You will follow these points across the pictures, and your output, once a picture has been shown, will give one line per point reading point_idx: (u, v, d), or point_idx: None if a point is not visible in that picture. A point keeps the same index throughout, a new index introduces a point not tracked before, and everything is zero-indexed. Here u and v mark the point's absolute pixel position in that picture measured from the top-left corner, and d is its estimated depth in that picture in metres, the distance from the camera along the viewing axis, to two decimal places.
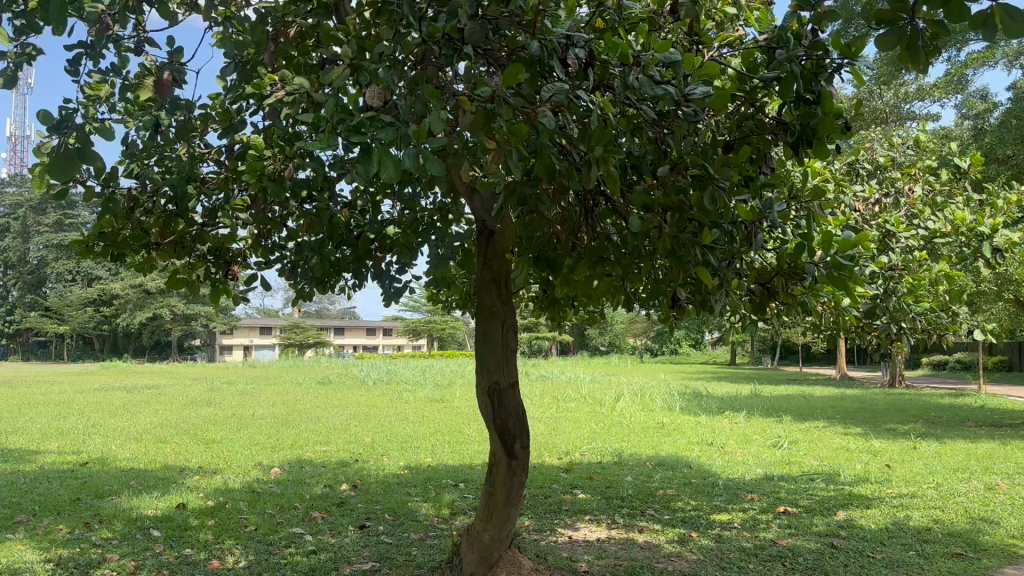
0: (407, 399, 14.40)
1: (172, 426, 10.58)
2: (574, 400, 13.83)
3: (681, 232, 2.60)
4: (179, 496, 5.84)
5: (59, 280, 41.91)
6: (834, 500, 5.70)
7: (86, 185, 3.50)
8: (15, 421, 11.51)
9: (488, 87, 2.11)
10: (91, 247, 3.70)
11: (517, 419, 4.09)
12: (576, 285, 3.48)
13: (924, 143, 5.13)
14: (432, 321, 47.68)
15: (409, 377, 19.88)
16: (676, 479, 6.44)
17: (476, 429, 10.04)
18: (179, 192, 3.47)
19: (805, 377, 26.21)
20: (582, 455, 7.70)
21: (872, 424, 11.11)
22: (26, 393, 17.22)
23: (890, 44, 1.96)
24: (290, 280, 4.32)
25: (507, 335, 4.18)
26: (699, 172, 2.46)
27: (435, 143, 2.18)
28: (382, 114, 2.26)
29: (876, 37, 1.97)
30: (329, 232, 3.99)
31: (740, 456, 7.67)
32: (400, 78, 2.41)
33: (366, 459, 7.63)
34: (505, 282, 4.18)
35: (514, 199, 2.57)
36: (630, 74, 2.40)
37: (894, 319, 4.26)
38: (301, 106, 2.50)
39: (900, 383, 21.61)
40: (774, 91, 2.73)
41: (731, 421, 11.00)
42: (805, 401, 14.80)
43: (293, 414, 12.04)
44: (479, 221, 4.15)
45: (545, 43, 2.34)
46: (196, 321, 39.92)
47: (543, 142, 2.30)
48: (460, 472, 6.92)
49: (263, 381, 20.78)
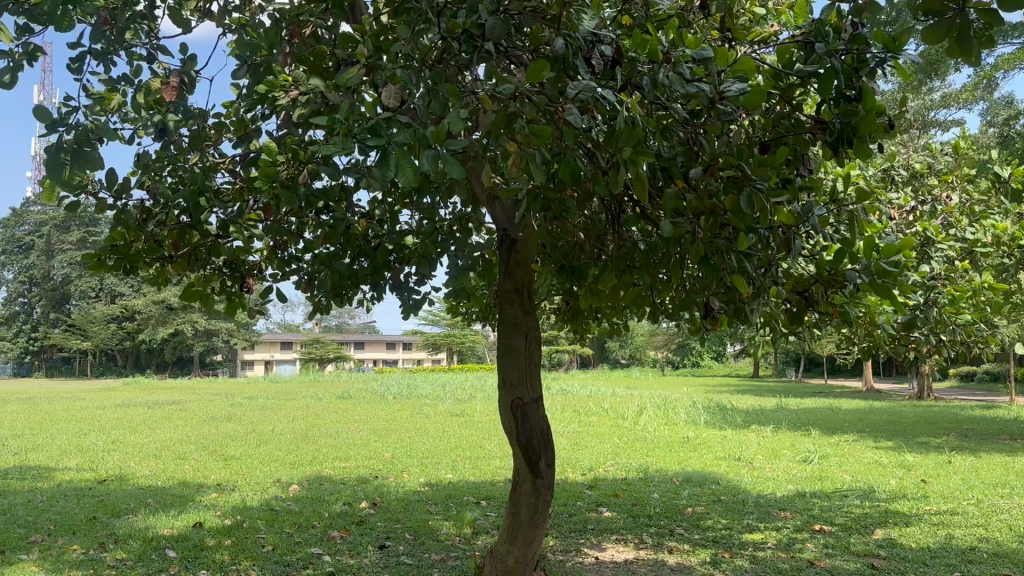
0: (427, 414, 14.29)
1: (192, 442, 10.53)
2: (597, 414, 13.65)
3: (715, 238, 2.45)
4: (196, 514, 5.74)
5: (83, 297, 42.33)
6: (871, 518, 5.49)
7: (98, 197, 3.41)
8: (36, 437, 11.51)
9: (511, 84, 1.98)
10: (103, 261, 3.59)
11: (542, 435, 3.96)
12: (602, 295, 3.35)
13: (962, 148, 4.96)
14: (452, 335, 47.63)
15: (428, 392, 19.76)
16: (705, 496, 6.26)
17: (497, 444, 9.90)
18: (192, 204, 3.37)
19: (831, 389, 25.77)
20: (606, 471, 7.53)
21: (903, 438, 10.83)
22: (48, 410, 17.29)
23: (938, 36, 1.73)
24: (306, 292, 4.20)
25: (530, 347, 4.06)
26: (735, 173, 2.30)
27: (454, 144, 2.06)
28: (399, 114, 2.15)
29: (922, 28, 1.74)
30: (344, 243, 3.88)
31: (769, 472, 7.47)
32: (419, 78, 2.30)
33: (386, 476, 7.50)
34: (527, 292, 4.07)
35: (538, 205, 2.44)
36: (661, 71, 2.26)
37: (934, 331, 4.09)
38: (315, 109, 2.41)
39: (929, 395, 21.21)
40: (812, 89, 2.60)
41: (758, 434, 10.78)
42: (832, 415, 14.51)
43: (313, 429, 11.95)
44: (500, 229, 4.03)
45: (570, 41, 2.22)
46: (218, 336, 40.11)
47: (568, 144, 2.17)
48: (481, 488, 6.77)
49: (283, 396, 20.76)
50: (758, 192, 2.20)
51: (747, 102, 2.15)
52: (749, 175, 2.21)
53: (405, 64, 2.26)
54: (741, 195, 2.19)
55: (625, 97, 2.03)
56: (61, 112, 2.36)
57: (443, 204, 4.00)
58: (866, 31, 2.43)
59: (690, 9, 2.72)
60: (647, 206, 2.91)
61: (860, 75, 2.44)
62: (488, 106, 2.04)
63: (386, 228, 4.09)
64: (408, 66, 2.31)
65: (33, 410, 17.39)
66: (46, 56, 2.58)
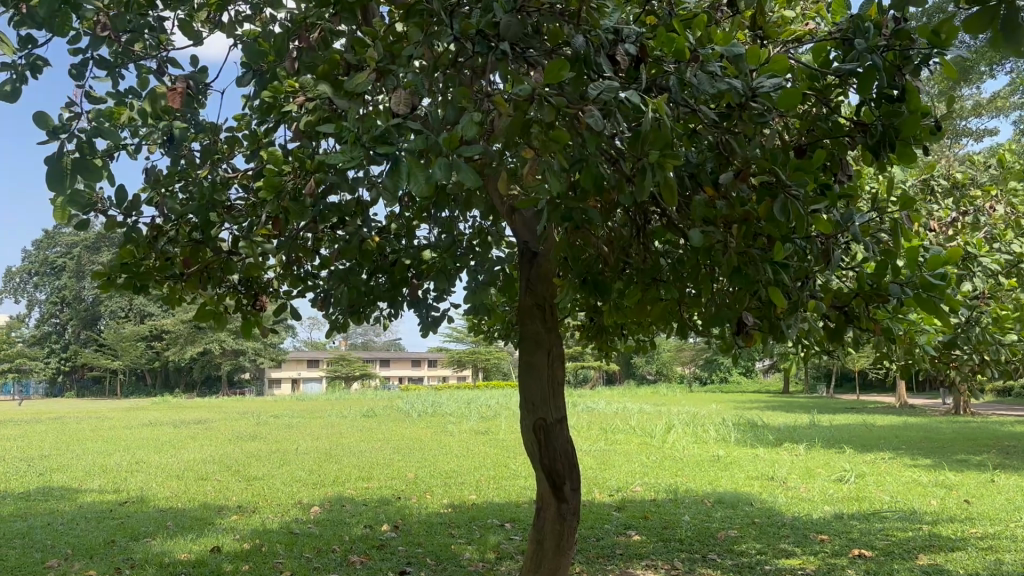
0: (452, 432, 14.11)
1: (215, 461, 10.45)
2: (624, 432, 13.41)
3: (748, 247, 2.27)
4: (214, 538, 5.62)
5: (113, 316, 42.82)
6: (914, 543, 5.25)
7: (108, 214, 3.31)
8: (61, 457, 11.52)
9: (526, 85, 1.84)
10: (113, 280, 3.47)
11: (566, 457, 3.81)
12: (627, 311, 3.20)
13: (1007, 157, 4.74)
14: (477, 352, 47.48)
15: (452, 410, 19.61)
16: (738, 518, 6.03)
17: (523, 463, 9.72)
18: (203, 220, 3.26)
19: (863, 406, 25.20)
20: (635, 492, 7.32)
21: (942, 455, 10.48)
22: (75, 429, 17.35)
23: (979, 26, 1.38)
24: (322, 310, 4.07)
25: (553, 364, 3.91)
26: (770, 179, 2.14)
27: (469, 151, 1.93)
28: (409, 121, 2.01)
29: (960, 18, 1.40)
30: (361, 259, 3.76)
31: (805, 492, 7.21)
32: (430, 83, 2.17)
33: (409, 497, 7.34)
34: (549, 308, 3.92)
35: (558, 215, 2.30)
36: (689, 69, 2.11)
37: (980, 348, 3.89)
38: (323, 116, 2.29)
39: (965, 411, 20.72)
40: (851, 89, 2.45)
41: (791, 453, 10.50)
42: (866, 432, 14.13)
43: (336, 448, 11.85)
44: (520, 243, 3.90)
45: (590, 39, 2.08)
46: (245, 355, 40.33)
47: (588, 151, 2.03)
48: (506, 510, 6.59)
49: (307, 414, 20.68)
50: (795, 200, 2.02)
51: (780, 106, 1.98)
52: (784, 182, 2.04)
53: (417, 69, 2.14)
54: (775, 203, 2.01)
55: (651, 98, 1.88)
56: (63, 121, 2.25)
57: (462, 218, 3.89)
58: (909, 27, 2.28)
59: (719, 7, 2.58)
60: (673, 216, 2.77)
61: (902, 73, 2.29)
62: (503, 109, 1.89)
63: (404, 243, 3.97)
64: (421, 69, 2.18)
65: (60, 429, 17.47)
66: (51, 67, 2.49)
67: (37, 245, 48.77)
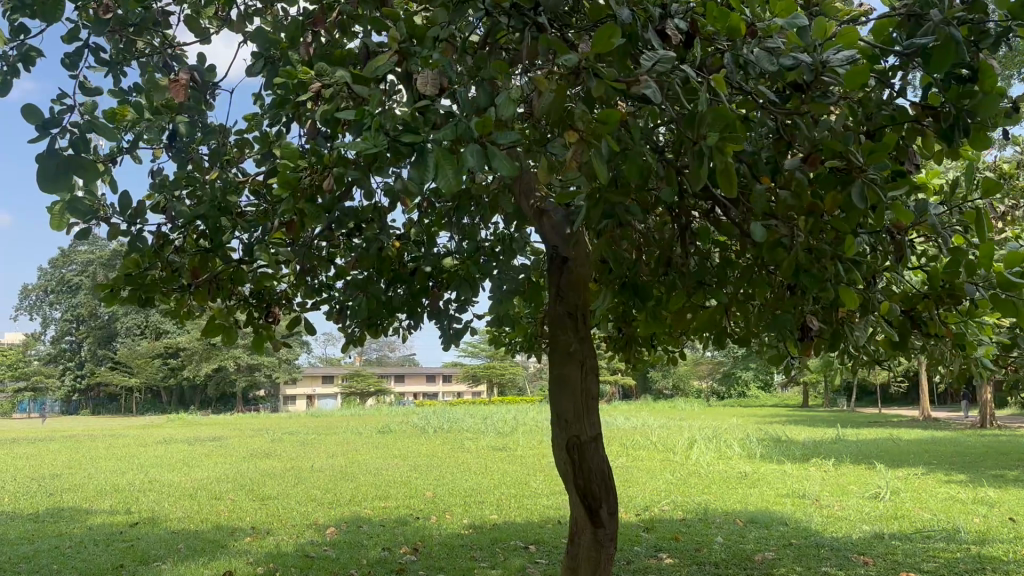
0: (469, 449, 13.86)
1: (229, 480, 10.25)
2: (646, 447, 13.10)
3: (815, 241, 2.10)
4: (226, 562, 5.41)
5: (128, 334, 42.92)
6: (964, 565, 4.95)
7: (112, 222, 3.11)
8: (73, 477, 11.36)
9: (572, 55, 1.60)
10: (117, 293, 3.26)
11: (602, 479, 3.65)
12: (665, 319, 3.00)
13: None
14: (493, 367, 47.17)
15: (469, 426, 19.32)
16: (773, 539, 5.76)
17: (543, 481, 9.46)
18: (212, 227, 3.03)
19: (887, 419, 24.65)
20: (661, 510, 7.05)
21: (977, 471, 10.12)
22: (89, 447, 17.22)
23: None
24: (338, 323, 3.83)
25: (586, 378, 3.73)
26: (841, 163, 1.95)
27: (505, 137, 1.72)
28: (439, 105, 1.81)
29: None
30: (379, 267, 3.57)
31: (841, 511, 6.92)
32: (459, 65, 1.96)
33: (427, 517, 7.11)
34: (581, 316, 3.75)
35: (601, 212, 2.11)
36: (746, 47, 1.93)
37: None
38: (340, 103, 2.08)
39: (992, 423, 20.20)
40: (918, 68, 2.23)
41: (820, 468, 10.17)
42: (894, 446, 13.75)
43: (352, 466, 11.63)
44: (548, 249, 3.72)
45: (636, 14, 1.87)
46: (261, 372, 40.32)
47: (635, 140, 1.85)
48: (529, 531, 6.35)
49: (322, 431, 20.48)
50: (873, 184, 1.87)
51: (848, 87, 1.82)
52: (860, 166, 1.88)
53: (444, 51, 1.94)
54: (854, 187, 1.86)
55: (710, 76, 1.71)
56: (54, 114, 2.05)
57: (484, 223, 3.70)
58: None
59: None
60: (719, 214, 2.57)
61: (978, 48, 2.06)
62: (544, 86, 1.69)
63: (423, 250, 3.76)
64: (447, 52, 1.98)
65: (73, 447, 17.39)
66: (45, 58, 2.32)
67: (52, 263, 48.88)
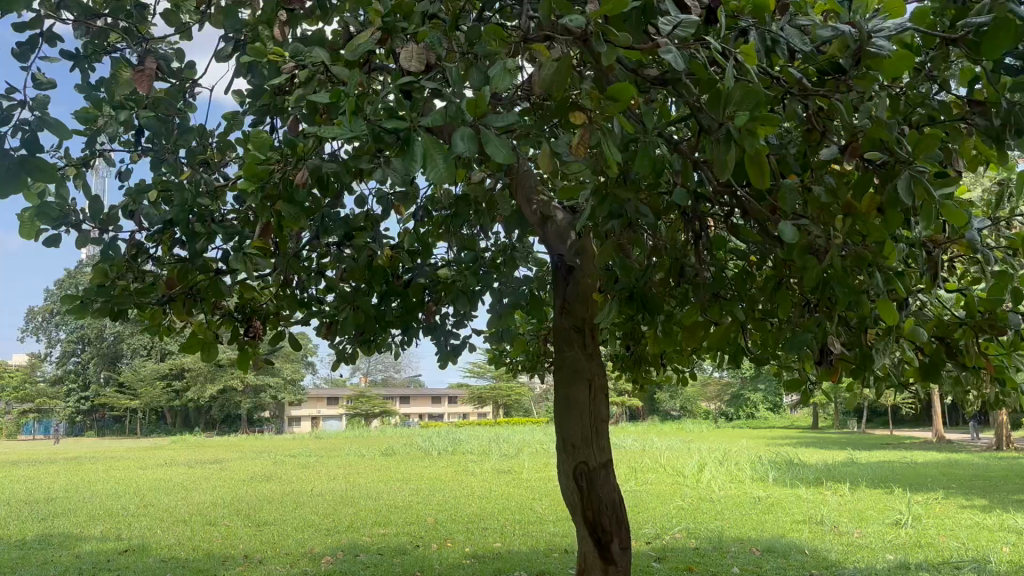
0: (475, 472, 13.56)
1: (226, 505, 9.96)
2: (654, 471, 12.79)
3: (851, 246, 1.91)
4: None
5: (134, 355, 42.82)
6: None
7: (83, 231, 2.87)
8: (67, 501, 11.11)
9: (580, 17, 1.37)
10: (88, 306, 3.02)
11: (613, 510, 3.40)
12: (677, 335, 2.77)
13: None
14: (499, 388, 46.87)
15: (475, 448, 19.03)
16: (793, 570, 5.45)
17: (549, 507, 9.17)
18: (188, 233, 2.73)
19: (899, 441, 24.26)
20: (672, 539, 6.75)
21: (998, 495, 9.77)
22: (88, 470, 16.99)
23: None
24: (327, 338, 3.59)
25: (595, 399, 3.47)
26: (883, 155, 1.74)
27: (499, 120, 1.48)
28: (422, 82, 1.59)
29: None
30: (369, 279, 3.33)
31: (861, 539, 6.61)
32: (448, 42, 1.74)
33: (428, 545, 6.81)
34: (589, 331, 3.50)
35: (608, 210, 1.89)
36: (775, 23, 1.75)
37: None
38: (318, 86, 1.85)
39: (1008, 445, 19.76)
40: (960, 59, 2.00)
41: (836, 493, 9.84)
42: (912, 470, 13.41)
43: (353, 490, 11.34)
44: (552, 259, 3.49)
45: None
46: (265, 393, 40.12)
47: (647, 127, 1.63)
48: (535, 560, 6.05)
49: (325, 453, 20.21)
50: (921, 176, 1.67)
51: (888, 69, 1.63)
52: (907, 157, 1.71)
53: (432, 27, 1.73)
54: (900, 179, 1.66)
55: (736, 51, 1.50)
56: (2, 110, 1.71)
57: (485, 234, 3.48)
58: None
59: None
60: (738, 220, 2.36)
61: None
62: (544, 56, 1.47)
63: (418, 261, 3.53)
64: (438, 29, 1.76)
65: (74, 470, 17.15)
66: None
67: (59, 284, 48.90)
